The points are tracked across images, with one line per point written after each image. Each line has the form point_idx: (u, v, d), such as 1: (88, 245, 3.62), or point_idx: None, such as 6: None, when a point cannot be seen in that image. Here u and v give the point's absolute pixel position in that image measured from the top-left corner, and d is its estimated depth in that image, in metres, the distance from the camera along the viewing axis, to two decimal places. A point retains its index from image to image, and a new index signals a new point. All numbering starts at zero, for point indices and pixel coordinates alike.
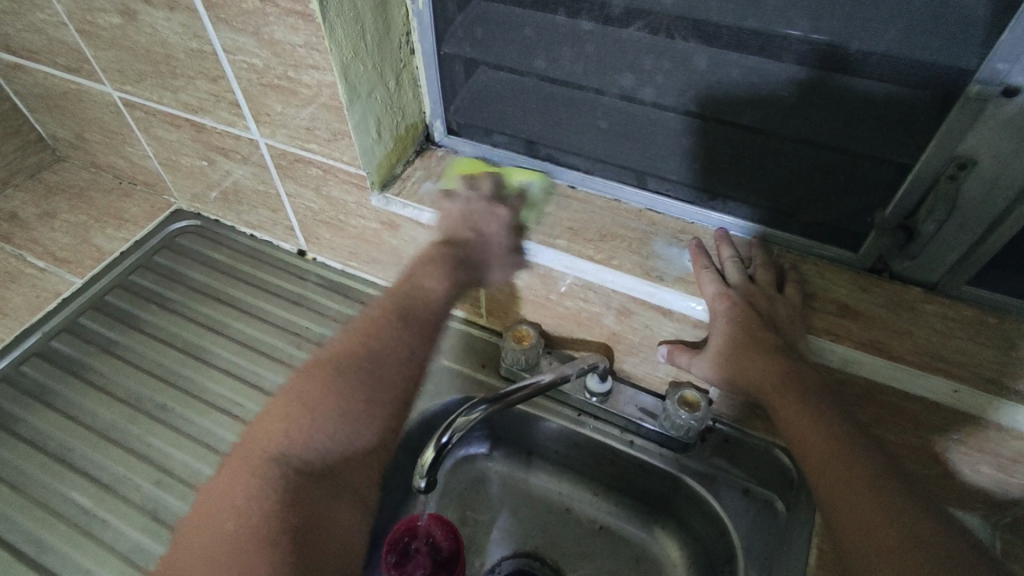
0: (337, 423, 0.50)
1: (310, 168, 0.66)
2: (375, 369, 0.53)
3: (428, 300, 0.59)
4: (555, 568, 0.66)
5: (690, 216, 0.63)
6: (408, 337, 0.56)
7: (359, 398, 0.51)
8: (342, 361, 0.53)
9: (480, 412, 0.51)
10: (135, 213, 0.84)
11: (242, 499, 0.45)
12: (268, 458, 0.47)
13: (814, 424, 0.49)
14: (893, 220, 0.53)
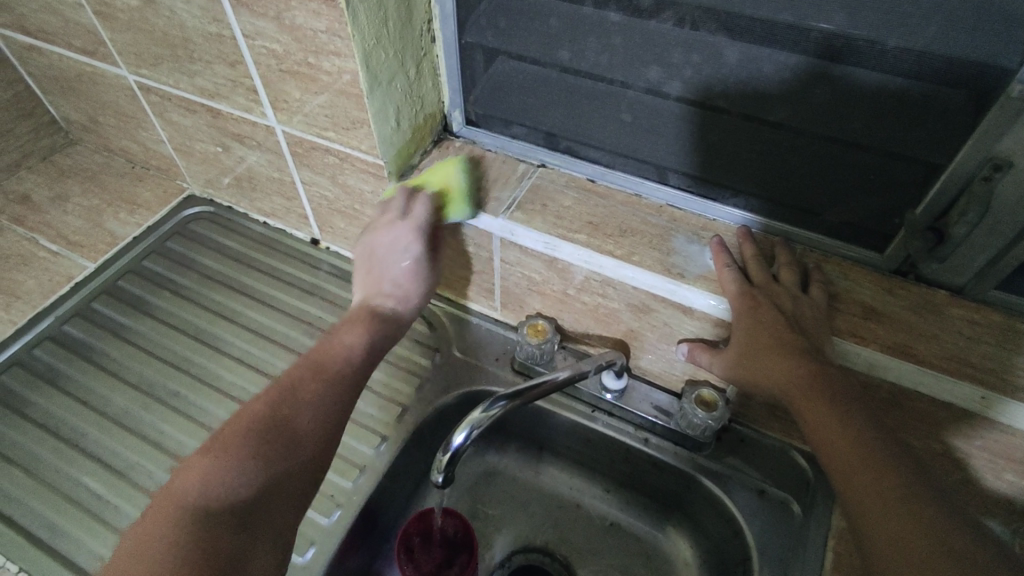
0: (253, 470, 0.46)
1: (327, 156, 0.65)
2: (297, 423, 0.49)
3: (343, 356, 0.55)
4: (566, 563, 0.67)
5: (711, 213, 0.60)
6: (334, 387, 0.53)
7: (271, 445, 0.47)
8: (263, 413, 0.49)
9: (500, 408, 0.45)
10: (147, 198, 0.86)
11: (155, 550, 0.40)
12: (186, 503, 0.42)
13: (843, 430, 0.47)
14: (924, 220, 0.50)
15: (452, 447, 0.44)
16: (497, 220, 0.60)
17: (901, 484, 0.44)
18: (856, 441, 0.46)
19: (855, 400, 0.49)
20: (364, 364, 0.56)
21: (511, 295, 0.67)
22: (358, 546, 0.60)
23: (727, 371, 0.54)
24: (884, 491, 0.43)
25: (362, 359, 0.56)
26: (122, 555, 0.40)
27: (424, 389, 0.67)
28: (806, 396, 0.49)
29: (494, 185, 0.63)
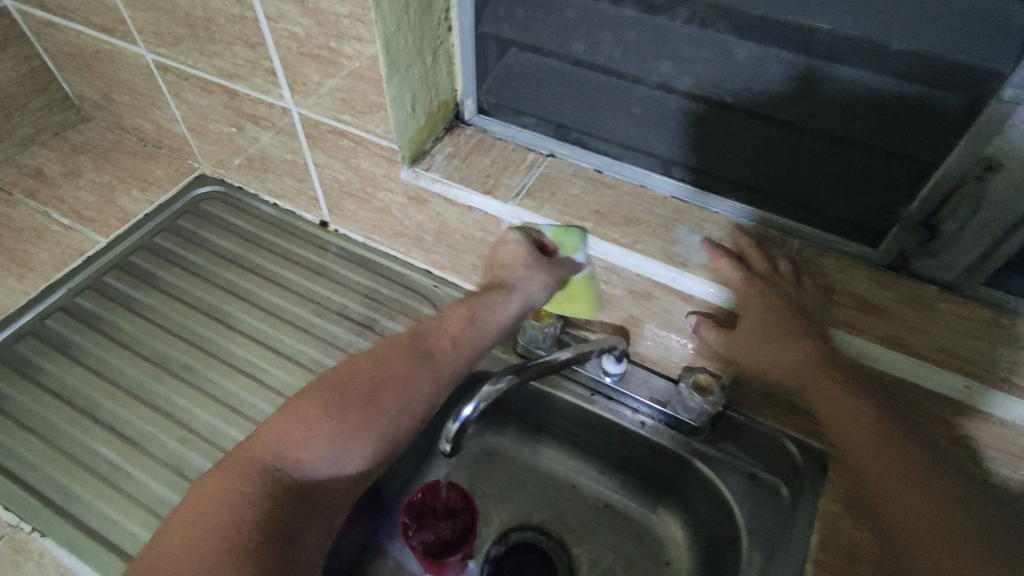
0: (331, 439, 0.45)
1: (342, 140, 0.67)
2: (380, 402, 0.48)
3: (436, 341, 0.51)
4: (560, 541, 0.70)
5: (712, 206, 0.61)
6: (418, 367, 0.49)
7: (350, 421, 0.46)
8: (351, 387, 0.48)
9: (507, 382, 0.47)
10: (159, 176, 0.87)
11: (225, 515, 0.41)
12: (264, 466, 0.44)
13: (853, 412, 0.50)
14: (918, 215, 0.52)
15: (461, 417, 0.45)
16: (506, 206, 0.62)
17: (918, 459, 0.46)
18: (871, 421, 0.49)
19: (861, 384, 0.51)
20: (462, 353, 0.51)
21: None
22: (360, 518, 0.63)
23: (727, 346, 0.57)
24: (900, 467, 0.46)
25: (460, 353, 0.51)
26: (193, 510, 0.42)
27: None
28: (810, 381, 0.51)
29: (503, 172, 0.65)
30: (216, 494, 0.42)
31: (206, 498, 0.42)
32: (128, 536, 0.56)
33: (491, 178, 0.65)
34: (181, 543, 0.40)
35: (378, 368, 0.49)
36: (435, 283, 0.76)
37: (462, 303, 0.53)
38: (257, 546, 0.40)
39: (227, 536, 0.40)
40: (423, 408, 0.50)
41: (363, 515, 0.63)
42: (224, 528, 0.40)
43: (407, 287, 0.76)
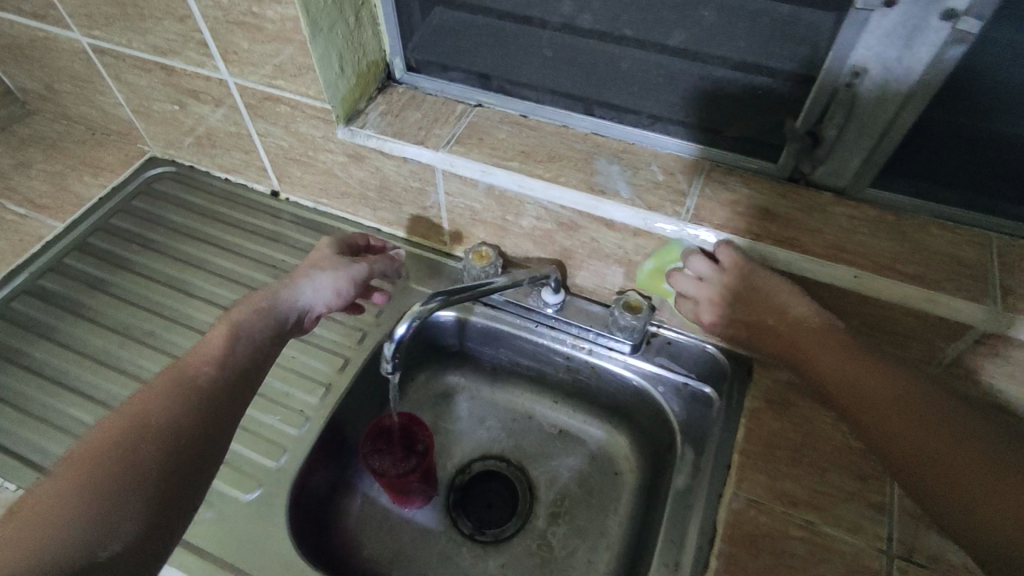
0: (83, 505, 0.41)
1: (279, 106, 0.70)
2: (150, 425, 0.46)
3: (200, 364, 0.51)
4: (520, 466, 0.75)
5: (632, 138, 0.66)
6: (181, 397, 0.48)
7: (96, 475, 0.42)
8: (108, 450, 0.43)
9: (437, 302, 0.54)
10: (110, 162, 0.90)
11: None
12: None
13: (888, 394, 0.53)
14: (803, 127, 0.57)
15: (395, 337, 0.52)
16: (437, 153, 0.66)
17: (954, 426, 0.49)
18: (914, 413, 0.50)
19: (867, 369, 0.54)
20: (230, 386, 0.52)
21: (458, 226, 0.73)
22: (328, 461, 0.67)
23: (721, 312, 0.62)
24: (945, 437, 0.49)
25: (225, 382, 0.51)
26: None
27: (383, 316, 0.74)
28: (811, 339, 0.57)
29: (435, 124, 0.69)
30: None
31: None
32: None
33: (423, 130, 0.68)
34: None
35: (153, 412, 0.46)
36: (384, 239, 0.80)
37: (228, 318, 0.55)
38: None
39: None
40: (223, 421, 0.50)
41: (331, 460, 0.68)
42: None
43: None
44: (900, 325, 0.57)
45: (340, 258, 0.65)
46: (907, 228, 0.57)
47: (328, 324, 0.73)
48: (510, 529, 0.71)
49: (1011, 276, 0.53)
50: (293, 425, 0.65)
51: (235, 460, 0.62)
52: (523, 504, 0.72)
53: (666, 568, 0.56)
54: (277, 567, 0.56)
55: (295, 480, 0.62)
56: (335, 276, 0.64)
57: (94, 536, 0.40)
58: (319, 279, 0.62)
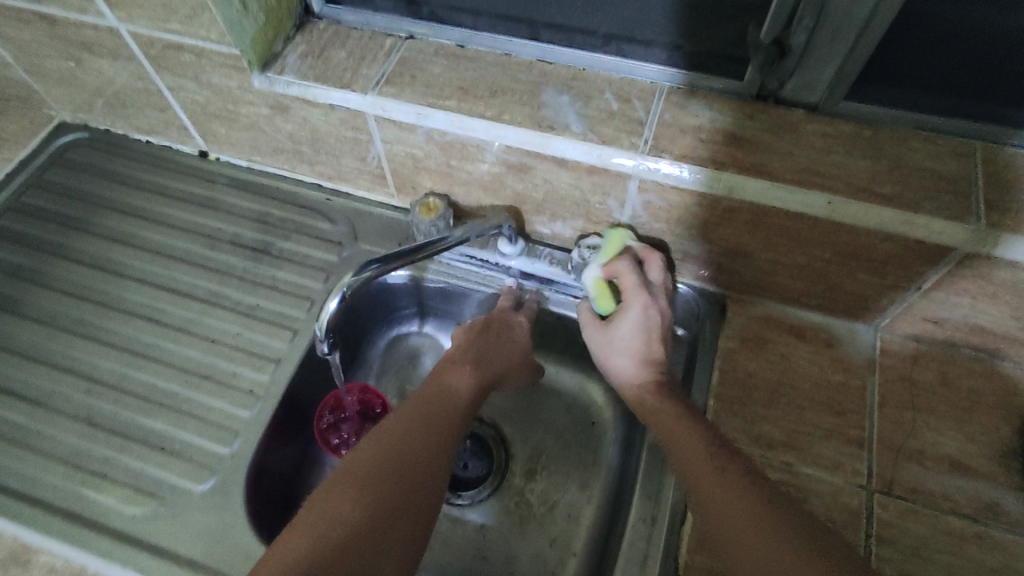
0: (414, 424, 0.51)
1: (182, 54, 0.62)
2: (411, 447, 0.50)
3: (455, 398, 0.56)
4: (493, 425, 0.72)
5: (582, 62, 0.59)
6: (432, 432, 0.52)
7: (422, 409, 0.53)
8: (418, 407, 0.53)
9: (372, 272, 0.50)
10: (14, 131, 0.81)
11: (372, 455, 0.48)
12: (385, 452, 0.48)
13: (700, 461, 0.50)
14: (768, 36, 0.51)
15: (328, 310, 0.49)
16: (366, 97, 0.59)
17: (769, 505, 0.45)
18: (692, 460, 0.50)
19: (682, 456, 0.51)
20: (441, 444, 0.51)
21: (402, 176, 0.67)
22: (290, 437, 0.64)
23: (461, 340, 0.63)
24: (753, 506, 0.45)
25: (444, 435, 0.52)
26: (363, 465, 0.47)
27: (331, 281, 0.68)
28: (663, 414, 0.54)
29: (361, 63, 0.61)
30: (375, 450, 0.49)
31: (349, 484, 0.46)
32: (53, 490, 0.57)
33: (348, 71, 0.61)
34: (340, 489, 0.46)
35: (450, 392, 0.56)
36: (327, 196, 0.74)
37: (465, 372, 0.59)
38: (372, 503, 0.45)
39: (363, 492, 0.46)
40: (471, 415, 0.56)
41: (290, 438, 0.64)
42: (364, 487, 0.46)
43: (299, 205, 0.74)
44: (878, 252, 0.53)
45: (508, 311, 0.65)
46: (884, 143, 0.52)
47: (272, 295, 0.67)
48: (486, 489, 0.68)
49: (998, 190, 0.49)
50: (242, 408, 0.61)
51: (186, 450, 0.59)
52: (499, 463, 0.70)
53: (643, 523, 0.54)
54: (236, 557, 0.53)
55: (251, 461, 0.59)
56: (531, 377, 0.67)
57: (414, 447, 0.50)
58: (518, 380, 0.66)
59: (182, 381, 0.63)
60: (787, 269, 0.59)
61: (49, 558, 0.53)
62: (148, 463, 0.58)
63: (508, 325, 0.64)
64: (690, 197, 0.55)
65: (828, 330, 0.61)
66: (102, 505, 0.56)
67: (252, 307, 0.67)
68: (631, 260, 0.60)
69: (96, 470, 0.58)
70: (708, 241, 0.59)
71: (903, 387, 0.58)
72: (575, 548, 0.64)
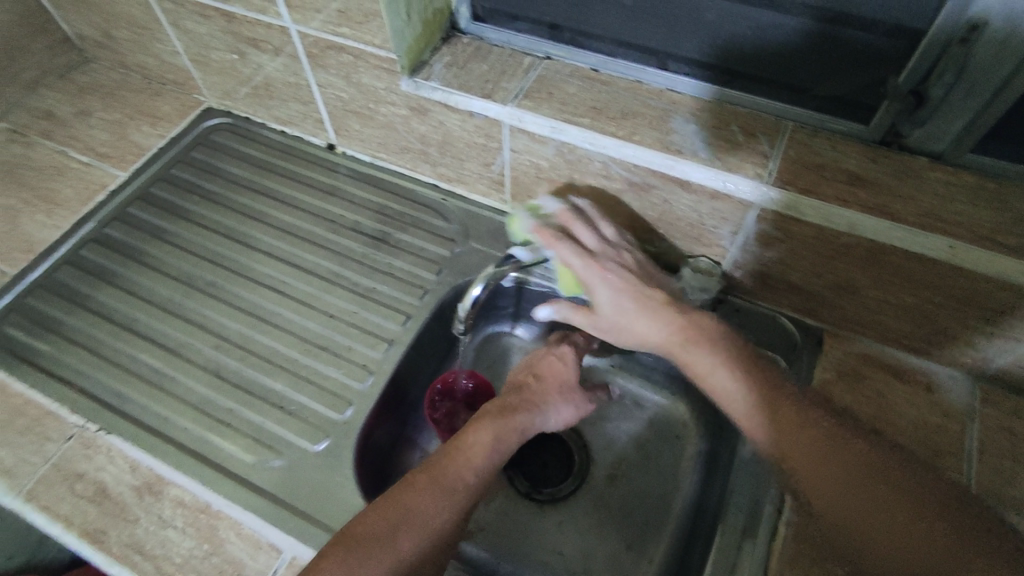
0: (426, 487, 0.50)
1: (342, 55, 0.68)
2: (414, 514, 0.49)
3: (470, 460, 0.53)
4: (575, 429, 0.75)
5: (709, 93, 0.64)
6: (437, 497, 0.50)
7: (434, 473, 0.51)
8: (438, 465, 0.52)
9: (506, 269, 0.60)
10: (167, 111, 0.90)
11: (374, 520, 0.48)
12: (387, 521, 0.48)
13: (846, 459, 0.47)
14: (906, 85, 0.54)
15: (471, 298, 0.59)
16: (505, 108, 0.64)
17: (921, 496, 0.45)
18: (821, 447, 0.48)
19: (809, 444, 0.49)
20: (445, 518, 0.50)
21: (521, 184, 0.71)
22: (389, 414, 0.68)
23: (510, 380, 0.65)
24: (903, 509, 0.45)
25: (448, 507, 0.50)
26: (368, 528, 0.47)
27: (443, 274, 0.73)
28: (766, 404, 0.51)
29: (502, 77, 0.67)
30: (383, 513, 0.48)
31: (351, 548, 0.46)
32: (183, 432, 0.62)
33: (490, 83, 0.66)
34: (345, 549, 0.46)
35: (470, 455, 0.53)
36: (443, 196, 0.79)
37: (489, 424, 0.56)
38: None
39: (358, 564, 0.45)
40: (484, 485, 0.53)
41: (388, 415, 0.68)
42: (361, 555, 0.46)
43: (416, 201, 0.79)
44: (994, 300, 0.54)
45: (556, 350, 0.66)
46: (1010, 197, 0.54)
47: (388, 280, 0.73)
48: (566, 488, 0.71)
49: None
50: (356, 379, 0.66)
51: (303, 412, 0.64)
52: (580, 465, 0.73)
53: (734, 535, 0.56)
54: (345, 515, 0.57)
55: (360, 433, 0.63)
56: (575, 412, 0.63)
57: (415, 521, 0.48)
58: (560, 411, 0.62)
59: (302, 349, 0.68)
60: (894, 308, 0.60)
61: (178, 492, 0.58)
62: (269, 419, 0.63)
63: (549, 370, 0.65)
64: (807, 228, 0.58)
65: (927, 375, 0.63)
66: (227, 452, 0.61)
67: (369, 290, 0.72)
68: (551, 237, 0.60)
69: (222, 419, 0.63)
70: (817, 273, 0.62)
71: (1004, 438, 0.58)
72: (650, 557, 0.66)
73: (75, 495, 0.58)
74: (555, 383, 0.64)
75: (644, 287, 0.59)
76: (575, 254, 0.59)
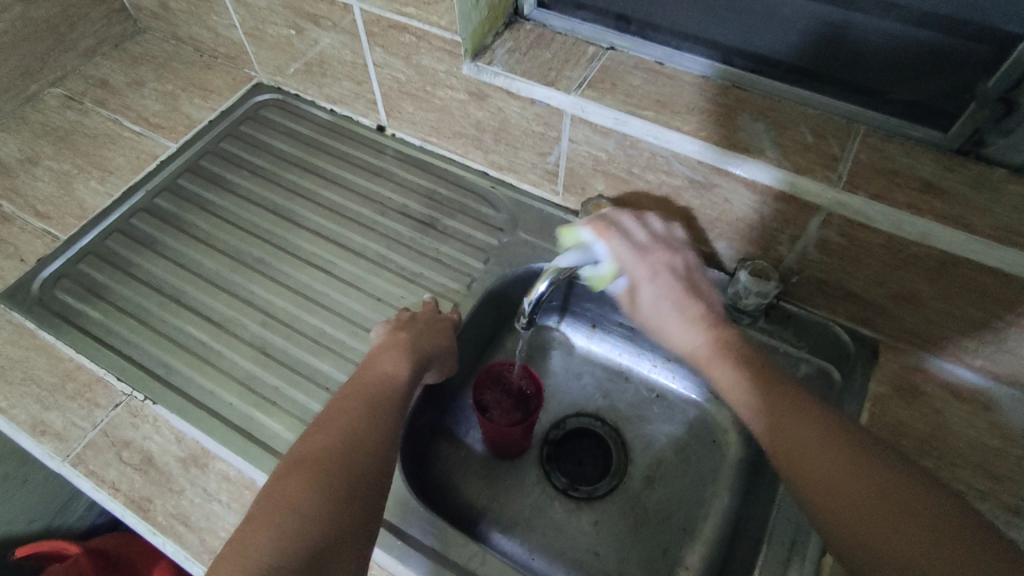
0: (363, 409, 0.52)
1: (404, 35, 0.68)
2: (345, 423, 0.50)
3: (392, 378, 0.56)
4: (615, 427, 0.74)
5: (777, 92, 0.62)
6: (376, 415, 0.52)
7: (364, 395, 0.54)
8: (359, 394, 0.54)
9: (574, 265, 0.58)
10: (218, 85, 0.90)
11: (327, 425, 0.50)
12: (331, 429, 0.49)
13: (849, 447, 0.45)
14: (996, 90, 0.52)
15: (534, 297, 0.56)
16: (569, 97, 0.63)
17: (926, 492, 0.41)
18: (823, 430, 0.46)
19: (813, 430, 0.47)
20: (373, 436, 0.50)
21: (576, 175, 0.70)
22: (430, 402, 0.69)
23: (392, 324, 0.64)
24: (905, 518, 0.39)
25: (376, 428, 0.50)
26: (318, 432, 0.49)
27: (490, 263, 0.72)
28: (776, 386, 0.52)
29: (565, 65, 0.66)
30: (335, 423, 0.50)
31: (307, 452, 0.47)
32: (226, 405, 0.62)
33: (553, 71, 0.65)
34: (301, 448, 0.48)
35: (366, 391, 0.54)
36: (492, 184, 0.78)
37: (362, 408, 0.52)
38: (306, 466, 0.46)
39: (306, 458, 0.47)
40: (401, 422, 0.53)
41: (428, 403, 0.69)
42: (308, 450, 0.48)
43: (466, 188, 0.78)
44: None
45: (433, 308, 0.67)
46: None
47: (435, 266, 0.72)
48: (602, 487, 0.70)
49: None
50: None
51: None
52: (617, 464, 0.72)
53: (782, 547, 0.54)
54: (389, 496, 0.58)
55: None
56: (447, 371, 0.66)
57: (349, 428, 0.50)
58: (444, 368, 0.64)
59: (348, 330, 0.67)
60: (958, 323, 0.58)
61: (223, 465, 0.58)
62: (313, 398, 0.63)
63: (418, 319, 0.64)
64: (875, 236, 0.56)
65: (987, 395, 0.61)
66: (271, 429, 0.60)
67: (416, 274, 0.72)
68: (636, 215, 0.62)
69: (266, 396, 0.62)
70: (879, 282, 0.60)
71: None
72: (687, 562, 0.65)
73: (122, 463, 0.58)
74: (438, 330, 0.64)
75: (692, 301, 0.58)
76: (625, 244, 0.59)
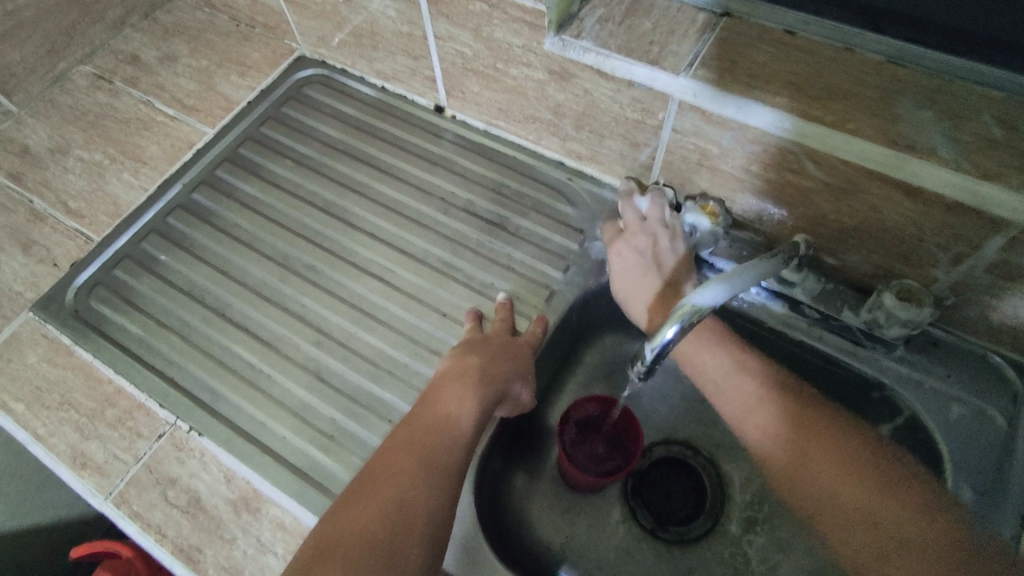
0: (416, 466, 0.44)
1: (473, 2, 0.57)
2: (394, 487, 0.42)
3: (454, 421, 0.48)
4: (709, 458, 0.65)
5: (951, 71, 0.48)
6: (431, 482, 0.43)
7: (418, 445, 0.46)
8: (412, 442, 0.46)
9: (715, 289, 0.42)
10: (257, 59, 0.80)
11: (371, 487, 0.43)
12: (377, 494, 0.42)
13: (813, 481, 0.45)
14: None
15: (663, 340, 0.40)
16: (678, 79, 0.51)
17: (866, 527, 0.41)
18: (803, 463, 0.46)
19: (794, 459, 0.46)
20: (426, 505, 0.42)
21: (675, 170, 0.59)
22: (504, 435, 0.61)
23: (462, 345, 0.56)
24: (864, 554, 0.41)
25: (431, 496, 0.43)
26: (361, 499, 0.42)
27: (571, 273, 0.63)
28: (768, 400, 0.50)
29: (671, 37, 0.53)
30: (383, 486, 0.42)
31: (345, 527, 0.40)
32: (280, 440, 0.55)
33: (656, 45, 0.53)
34: (341, 520, 0.41)
35: (421, 438, 0.46)
36: (569, 176, 0.67)
37: (416, 466, 0.44)
38: (345, 548, 0.39)
39: (343, 539, 0.39)
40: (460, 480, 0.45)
41: (503, 434, 0.60)
42: (348, 527, 0.40)
43: (539, 181, 0.68)
44: None
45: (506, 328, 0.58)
46: None
47: (507, 276, 0.63)
48: (697, 530, 0.62)
49: None
50: None
51: None
52: (713, 503, 0.63)
53: None
54: (459, 551, 0.51)
55: (480, 459, 0.55)
56: (530, 395, 0.55)
57: (399, 495, 0.42)
58: (522, 393, 0.55)
59: (410, 352, 0.59)
60: None
61: (278, 512, 0.52)
62: (374, 433, 0.55)
63: (494, 343, 0.55)
64: None
65: None
66: (329, 470, 0.53)
67: (486, 285, 0.63)
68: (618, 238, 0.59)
69: (323, 430, 0.55)
70: None
71: None
72: None
73: (168, 504, 0.52)
74: (513, 356, 0.55)
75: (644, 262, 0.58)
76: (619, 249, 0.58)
